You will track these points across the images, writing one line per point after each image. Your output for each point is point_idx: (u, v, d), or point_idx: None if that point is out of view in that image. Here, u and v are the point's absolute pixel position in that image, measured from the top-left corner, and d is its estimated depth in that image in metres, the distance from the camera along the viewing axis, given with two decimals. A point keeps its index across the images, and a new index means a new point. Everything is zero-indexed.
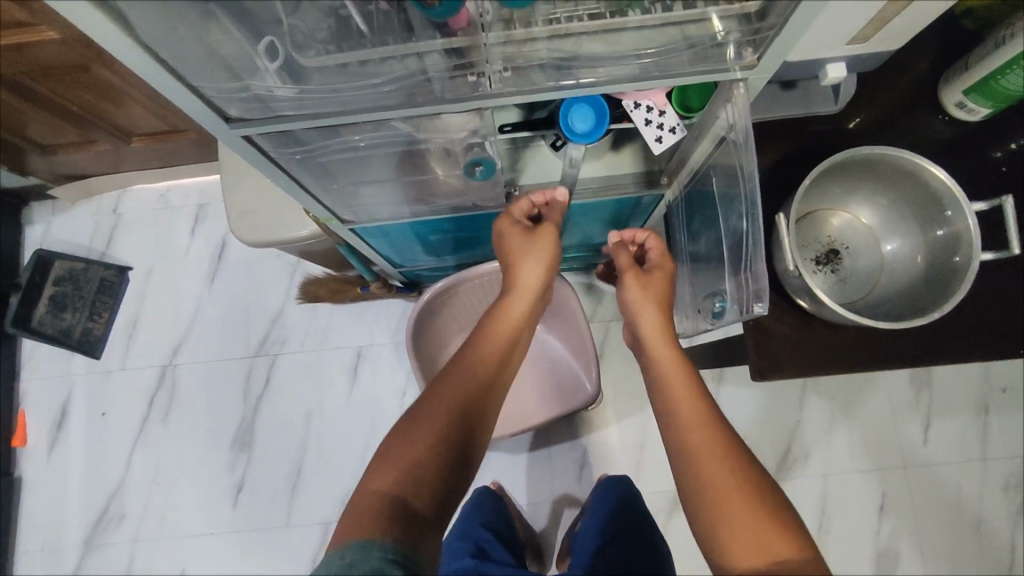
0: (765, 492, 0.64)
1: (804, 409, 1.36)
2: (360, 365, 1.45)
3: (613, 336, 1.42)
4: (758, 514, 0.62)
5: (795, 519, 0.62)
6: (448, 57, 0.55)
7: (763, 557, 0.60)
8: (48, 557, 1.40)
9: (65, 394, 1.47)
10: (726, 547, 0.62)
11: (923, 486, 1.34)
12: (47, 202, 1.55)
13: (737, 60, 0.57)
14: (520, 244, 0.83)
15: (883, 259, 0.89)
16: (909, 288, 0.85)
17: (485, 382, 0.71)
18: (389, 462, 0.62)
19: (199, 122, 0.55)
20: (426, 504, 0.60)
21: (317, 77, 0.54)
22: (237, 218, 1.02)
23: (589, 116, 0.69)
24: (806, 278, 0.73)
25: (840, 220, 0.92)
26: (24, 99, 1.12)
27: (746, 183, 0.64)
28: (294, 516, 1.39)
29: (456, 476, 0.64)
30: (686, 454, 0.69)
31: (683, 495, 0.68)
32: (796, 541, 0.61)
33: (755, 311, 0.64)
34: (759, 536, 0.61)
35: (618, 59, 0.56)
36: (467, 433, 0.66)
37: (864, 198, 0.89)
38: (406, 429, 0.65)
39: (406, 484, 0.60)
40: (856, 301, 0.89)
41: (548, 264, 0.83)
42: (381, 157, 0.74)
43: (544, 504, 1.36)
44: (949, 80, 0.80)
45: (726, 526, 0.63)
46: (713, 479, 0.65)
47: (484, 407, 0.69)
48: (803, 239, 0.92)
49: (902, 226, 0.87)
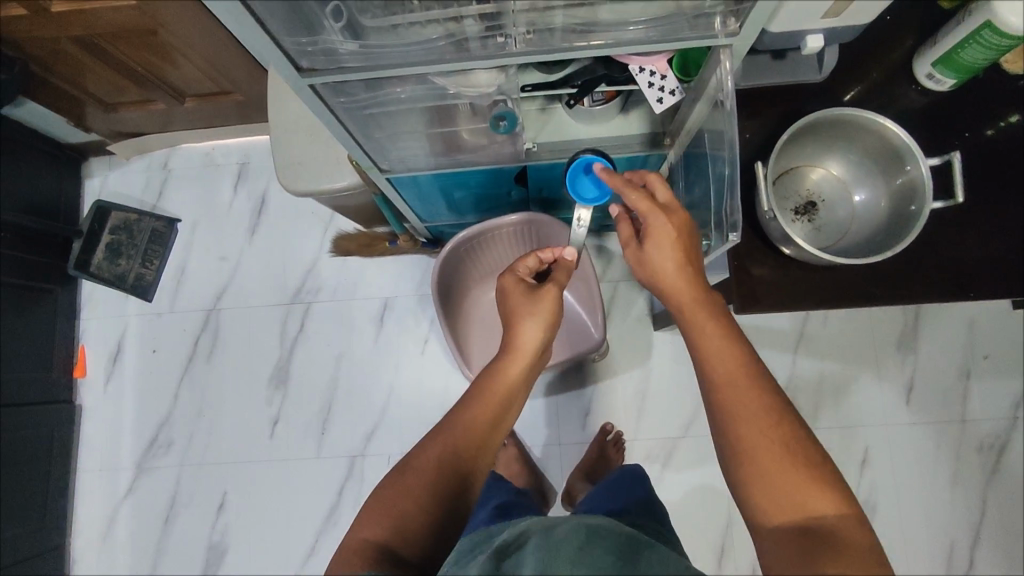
0: (801, 449, 0.66)
1: (795, 367, 1.47)
2: (385, 315, 1.58)
3: (621, 295, 1.53)
4: (795, 473, 0.65)
5: (830, 473, 0.65)
6: (482, 21, 0.65)
7: (799, 514, 0.64)
8: (105, 476, 1.56)
9: (119, 331, 1.62)
10: (763, 505, 0.65)
11: (905, 441, 1.43)
12: (104, 158, 1.69)
13: (722, 29, 0.68)
14: (524, 304, 0.95)
15: (854, 209, 1.05)
16: (874, 232, 1.01)
17: (474, 443, 0.79)
18: (381, 513, 0.72)
19: (277, 71, 0.67)
20: (412, 552, 0.69)
21: (374, 36, 0.66)
22: (283, 169, 1.15)
23: (593, 191, 0.92)
24: (785, 227, 0.86)
25: (817, 175, 1.07)
26: (95, 57, 1.25)
27: (729, 137, 0.76)
28: (324, 450, 1.53)
29: (442, 528, 0.72)
30: (724, 413, 0.70)
31: (719, 450, 0.70)
32: (831, 499, 0.63)
33: (730, 239, 0.78)
34: (797, 496, 0.64)
35: (622, 26, 0.67)
36: (452, 489, 0.75)
37: (839, 155, 1.04)
38: (400, 481, 0.75)
39: (394, 532, 0.70)
40: (828, 246, 1.05)
41: (545, 326, 0.94)
42: (417, 110, 0.85)
43: (552, 445, 1.49)
44: (918, 54, 0.95)
45: (761, 482, 0.66)
46: (750, 438, 0.67)
47: (472, 470, 0.78)
48: (784, 192, 1.08)
49: (870, 179, 1.02)
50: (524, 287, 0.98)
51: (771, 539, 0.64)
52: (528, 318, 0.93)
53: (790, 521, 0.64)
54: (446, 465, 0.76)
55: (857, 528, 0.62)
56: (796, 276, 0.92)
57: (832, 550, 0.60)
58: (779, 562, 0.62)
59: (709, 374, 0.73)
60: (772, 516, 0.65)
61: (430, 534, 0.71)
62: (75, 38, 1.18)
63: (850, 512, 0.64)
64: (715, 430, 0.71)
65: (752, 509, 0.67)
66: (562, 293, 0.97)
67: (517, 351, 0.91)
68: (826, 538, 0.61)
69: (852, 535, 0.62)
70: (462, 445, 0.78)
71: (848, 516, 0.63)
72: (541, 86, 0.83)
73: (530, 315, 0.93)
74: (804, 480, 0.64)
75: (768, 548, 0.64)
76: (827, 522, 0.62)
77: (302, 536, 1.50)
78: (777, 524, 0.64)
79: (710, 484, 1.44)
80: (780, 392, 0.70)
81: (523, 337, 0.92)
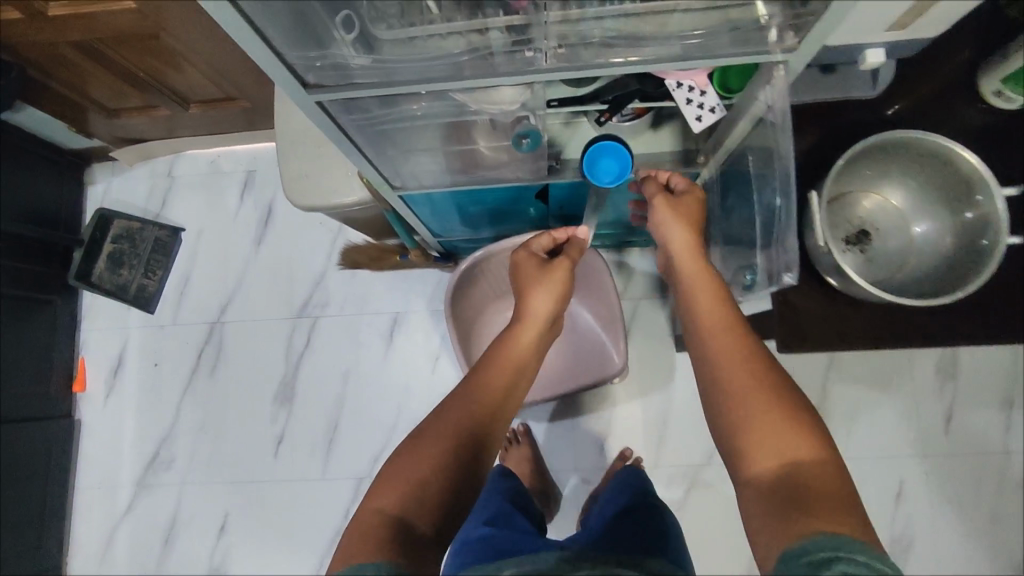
0: (787, 404, 0.67)
1: (824, 392, 1.39)
2: (395, 331, 1.51)
3: (642, 314, 1.46)
4: (778, 423, 0.65)
5: (816, 427, 0.65)
6: (508, 34, 0.59)
7: (780, 462, 0.63)
8: (104, 493, 1.51)
9: (121, 344, 1.57)
10: (748, 453, 0.66)
11: (941, 473, 1.35)
12: (107, 163, 1.64)
13: (779, 43, 0.60)
14: (535, 273, 0.94)
15: (910, 240, 1.04)
16: (935, 266, 1.01)
17: (490, 411, 0.78)
18: (395, 481, 0.68)
19: (282, 87, 0.60)
20: (427, 526, 0.65)
21: (388, 49, 0.59)
22: (291, 182, 1.09)
23: (612, 172, 0.80)
24: (838, 258, 0.85)
25: (871, 203, 1.06)
26: (95, 62, 1.19)
27: (780, 161, 0.68)
28: (331, 470, 1.47)
29: (456, 500, 0.69)
30: (716, 370, 0.72)
31: (709, 407, 0.72)
32: (812, 441, 0.64)
33: (784, 281, 0.70)
34: (780, 439, 0.64)
35: (664, 40, 0.60)
36: (468, 456, 0.72)
37: (897, 183, 1.04)
38: (413, 447, 0.72)
39: (411, 504, 0.66)
40: (884, 279, 1.04)
41: (557, 297, 0.93)
42: (432, 127, 0.79)
43: (566, 471, 1.41)
44: (985, 72, 0.93)
45: (746, 431, 0.67)
46: (739, 392, 0.69)
47: (486, 438, 0.76)
48: (837, 221, 1.07)
49: (931, 210, 1.02)
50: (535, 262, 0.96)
51: (753, 489, 0.64)
52: (540, 287, 0.92)
53: (772, 469, 0.63)
54: (463, 431, 0.74)
55: (842, 480, 0.61)
56: (841, 311, 1.02)
57: (811, 487, 0.59)
58: (760, 507, 0.62)
59: (702, 337, 0.76)
60: (756, 465, 0.65)
61: (445, 505, 0.68)
62: (74, 42, 1.12)
63: (835, 467, 0.62)
64: (706, 390, 0.73)
65: (738, 460, 0.67)
66: (575, 262, 0.96)
67: (528, 319, 0.90)
68: (806, 486, 0.60)
69: (834, 484, 0.60)
70: (477, 411, 0.77)
71: (833, 468, 0.62)
72: (568, 101, 0.77)
73: (542, 285, 0.92)
74: (787, 430, 0.65)
75: (751, 499, 0.63)
76: (808, 471, 0.61)
77: (305, 560, 1.44)
78: (760, 473, 0.64)
79: (733, 515, 1.37)
80: (771, 356, 0.72)
81: (534, 304, 0.91)
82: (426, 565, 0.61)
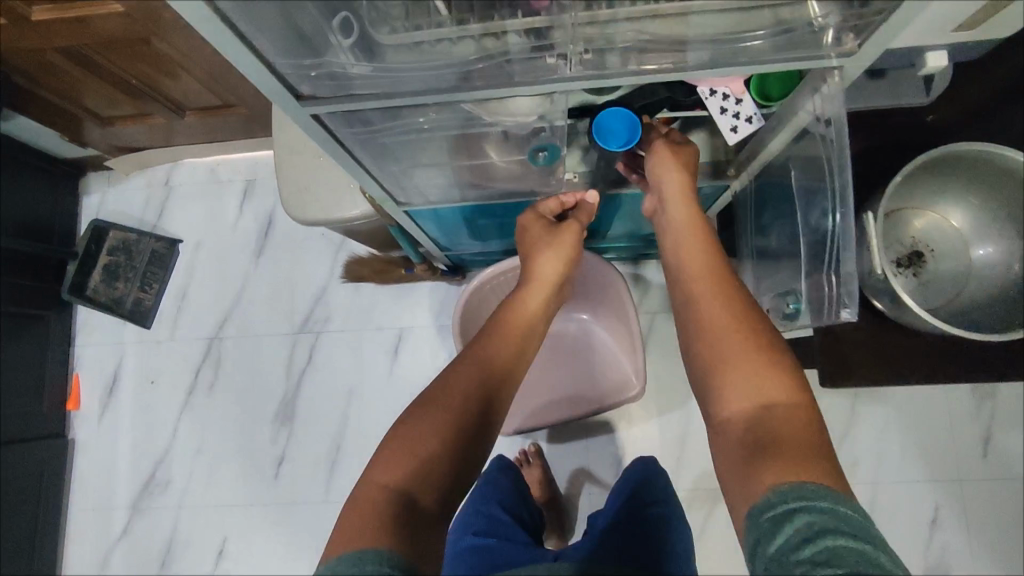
0: (767, 345, 0.60)
1: (856, 414, 1.28)
2: (401, 347, 1.45)
3: (659, 329, 1.35)
4: (753, 363, 0.59)
5: (792, 368, 0.58)
6: (528, 38, 0.52)
7: (751, 405, 0.57)
8: (98, 517, 1.44)
9: (116, 360, 1.51)
10: (721, 394, 0.60)
11: (987, 500, 1.23)
12: (103, 173, 1.59)
13: (836, 46, 0.54)
14: (544, 235, 0.87)
15: (972, 263, 0.99)
16: (998, 293, 0.96)
17: (497, 371, 0.72)
18: (401, 452, 0.60)
19: (272, 99, 0.54)
20: (433, 503, 0.59)
21: (391, 55, 0.53)
22: (290, 196, 1.03)
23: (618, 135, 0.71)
24: (894, 284, 0.83)
25: (926, 222, 1.03)
26: (84, 68, 1.13)
27: (833, 179, 0.62)
28: (332, 493, 1.40)
29: (464, 473, 0.63)
30: (695, 310, 0.67)
31: (685, 348, 0.66)
32: (790, 386, 0.57)
33: (842, 316, 0.64)
34: (755, 384, 0.58)
35: (702, 43, 0.53)
36: (474, 422, 0.66)
37: (956, 201, 1.00)
38: (416, 411, 0.65)
39: (414, 475, 0.59)
40: (938, 306, 1.00)
41: (567, 262, 0.87)
42: (440, 140, 0.72)
43: (579, 495, 1.31)
44: None
45: (718, 373, 0.61)
46: (716, 331, 0.63)
47: (497, 402, 0.70)
48: (888, 240, 1.04)
49: (995, 231, 0.97)
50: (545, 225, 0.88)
51: (723, 432, 0.58)
52: (554, 248, 0.86)
53: (743, 412, 0.57)
54: (471, 395, 0.67)
55: (815, 424, 0.54)
56: None
57: (777, 437, 0.53)
58: (728, 460, 0.56)
59: (685, 280, 0.71)
60: (728, 407, 0.58)
61: (453, 478, 0.61)
62: (61, 48, 1.07)
63: (810, 411, 0.56)
64: (684, 332, 0.67)
65: (710, 402, 0.61)
66: (583, 231, 0.89)
67: (535, 280, 0.84)
68: (773, 432, 0.54)
69: (805, 428, 0.53)
70: (487, 369, 0.71)
71: (807, 410, 0.55)
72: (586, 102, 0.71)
73: (552, 248, 0.86)
74: (760, 371, 0.58)
75: (721, 443, 0.58)
76: (778, 415, 0.55)
77: None
78: (730, 416, 0.58)
79: None
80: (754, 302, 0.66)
81: (543, 266, 0.85)
82: (427, 542, 0.55)
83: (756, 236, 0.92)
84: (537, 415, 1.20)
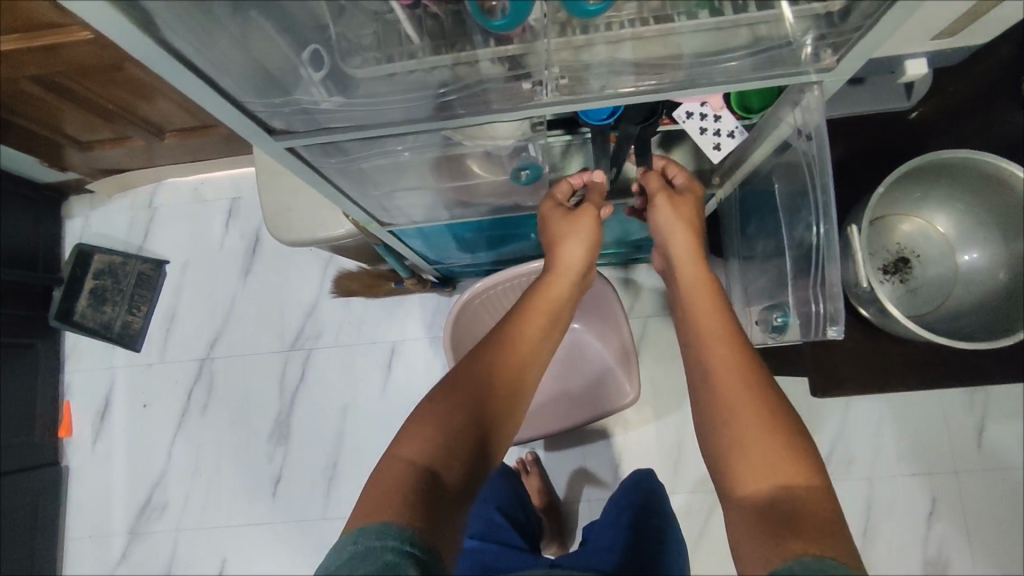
0: (783, 414, 0.59)
1: (849, 411, 1.28)
2: (394, 361, 1.44)
3: (652, 334, 1.35)
4: (769, 436, 0.57)
5: (807, 444, 0.57)
6: (503, 65, 0.52)
7: (770, 487, 0.55)
8: (95, 544, 1.42)
9: (107, 385, 1.49)
10: (736, 473, 0.57)
11: (983, 491, 1.23)
12: (85, 196, 1.57)
13: (814, 61, 0.53)
14: (564, 223, 0.78)
15: (957, 270, 0.99)
16: (982, 300, 0.96)
17: (521, 362, 0.69)
18: (422, 430, 0.59)
19: (244, 135, 0.55)
20: (456, 479, 0.58)
21: (364, 86, 0.52)
22: (273, 217, 1.02)
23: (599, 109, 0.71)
24: (878, 294, 0.83)
25: (911, 227, 1.03)
26: (60, 96, 1.12)
27: (817, 194, 0.62)
28: (331, 509, 1.38)
29: (484, 450, 0.62)
30: (702, 371, 0.65)
31: (697, 420, 0.64)
32: (806, 467, 0.55)
33: (828, 333, 0.64)
34: (772, 464, 0.56)
35: (679, 64, 0.53)
36: (491, 414, 0.64)
37: (938, 206, 0.99)
38: (439, 395, 0.63)
39: (437, 454, 0.58)
40: (925, 313, 1.01)
41: (590, 247, 0.79)
42: (420, 166, 0.72)
43: (577, 503, 1.30)
44: None
45: (732, 451, 0.58)
46: (728, 397, 0.61)
47: (517, 393, 0.68)
48: (872, 248, 1.04)
49: (979, 237, 0.96)
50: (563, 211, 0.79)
51: (738, 509, 0.56)
52: (572, 236, 0.78)
53: (760, 491, 0.55)
54: (489, 384, 0.65)
55: (833, 505, 0.53)
56: (878, 345, 1.01)
57: (801, 523, 0.51)
58: (746, 539, 0.53)
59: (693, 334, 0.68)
60: (741, 483, 0.57)
61: (473, 460, 0.60)
62: (35, 77, 1.05)
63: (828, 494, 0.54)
64: (695, 391, 0.66)
65: (725, 480, 0.59)
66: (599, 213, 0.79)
67: (559, 271, 0.77)
68: (792, 512, 0.52)
69: (826, 510, 0.52)
70: (511, 354, 0.69)
71: (823, 490, 0.54)
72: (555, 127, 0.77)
73: (573, 235, 0.78)
74: (775, 450, 0.56)
75: (735, 520, 0.56)
76: (797, 496, 0.53)
77: None
78: (745, 492, 0.56)
79: None
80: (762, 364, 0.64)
81: (567, 256, 0.78)
82: (448, 519, 0.54)
83: (742, 244, 0.91)
84: (529, 428, 1.19)
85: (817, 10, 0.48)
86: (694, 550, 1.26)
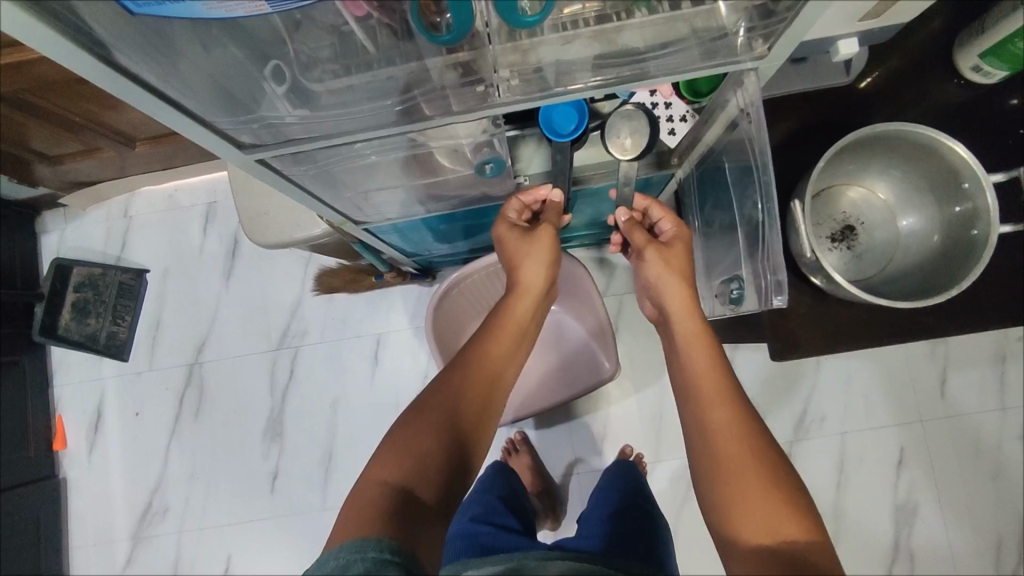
0: (779, 473, 0.65)
1: (820, 371, 1.34)
2: (380, 353, 1.47)
3: (628, 310, 1.39)
4: (764, 492, 0.63)
5: (804, 499, 0.63)
6: (456, 70, 0.55)
7: (768, 540, 0.60)
8: (100, 551, 1.45)
9: (97, 396, 1.51)
10: (738, 526, 0.63)
11: (944, 437, 1.31)
12: (58, 210, 1.57)
13: (748, 51, 0.57)
14: (522, 243, 0.88)
15: (899, 233, 1.05)
16: (920, 262, 1.01)
17: (489, 382, 0.77)
18: (400, 454, 0.64)
19: (213, 151, 0.58)
20: (432, 496, 0.62)
21: (326, 98, 0.55)
22: (251, 221, 1.04)
23: (569, 117, 0.71)
24: (823, 263, 0.88)
25: (857, 194, 1.08)
26: (26, 113, 1.13)
27: (760, 172, 0.66)
28: (329, 501, 1.42)
29: (459, 466, 0.66)
30: (704, 431, 0.71)
31: (697, 474, 0.70)
32: (803, 523, 0.61)
33: (775, 303, 0.69)
34: (771, 517, 0.61)
35: (622, 61, 0.56)
36: (465, 435, 0.69)
37: (879, 174, 1.05)
38: (415, 419, 0.68)
39: (412, 474, 0.62)
40: (872, 275, 1.06)
41: (549, 262, 0.89)
42: (388, 169, 0.75)
43: (566, 477, 1.35)
44: (967, 44, 0.95)
45: (733, 504, 0.64)
46: (728, 453, 0.67)
47: (484, 415, 0.74)
48: (820, 218, 1.09)
49: (917, 202, 1.02)
50: (519, 232, 0.89)
51: (741, 561, 0.61)
52: (532, 254, 0.88)
53: (761, 544, 0.61)
54: (461, 403, 0.72)
55: (826, 555, 0.59)
56: (837, 309, 1.07)
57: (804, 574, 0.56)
58: None
59: (696, 391, 0.75)
60: (744, 535, 0.62)
61: (448, 477, 0.65)
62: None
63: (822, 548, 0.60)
64: (694, 450, 0.72)
65: (726, 531, 0.64)
66: (556, 230, 0.89)
67: (523, 289, 0.87)
68: (796, 561, 0.58)
69: (824, 563, 0.58)
70: (478, 377, 0.76)
71: (820, 543, 0.60)
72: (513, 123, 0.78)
73: (531, 254, 0.88)
74: (773, 503, 0.62)
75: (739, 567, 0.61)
76: (799, 548, 0.59)
77: None
78: (748, 544, 0.61)
79: None
80: (756, 414, 0.71)
81: (528, 273, 0.88)
82: (425, 531, 0.57)
83: (702, 221, 0.96)
84: (514, 407, 1.23)
85: (745, 2, 0.51)
86: (680, 511, 1.32)
